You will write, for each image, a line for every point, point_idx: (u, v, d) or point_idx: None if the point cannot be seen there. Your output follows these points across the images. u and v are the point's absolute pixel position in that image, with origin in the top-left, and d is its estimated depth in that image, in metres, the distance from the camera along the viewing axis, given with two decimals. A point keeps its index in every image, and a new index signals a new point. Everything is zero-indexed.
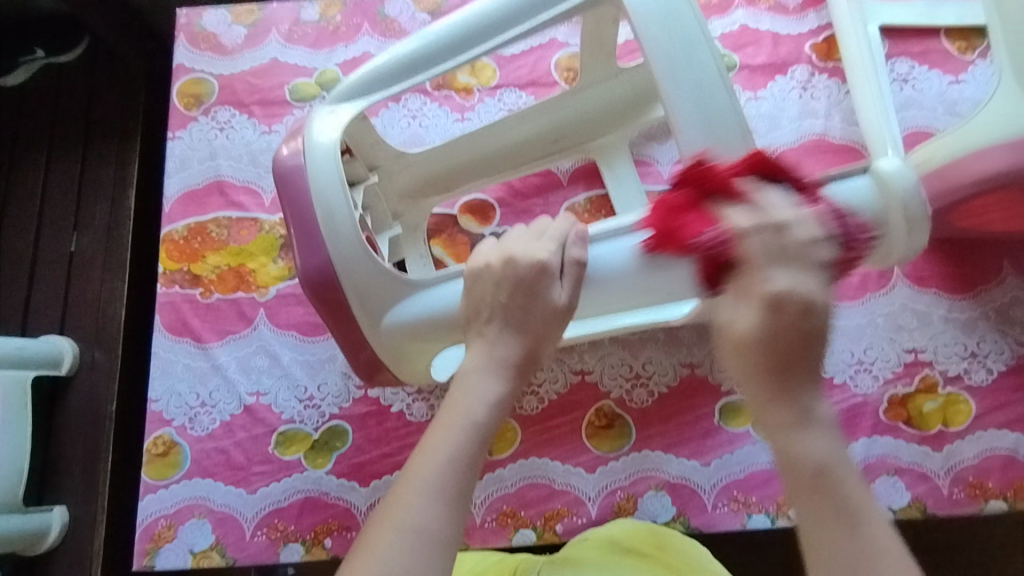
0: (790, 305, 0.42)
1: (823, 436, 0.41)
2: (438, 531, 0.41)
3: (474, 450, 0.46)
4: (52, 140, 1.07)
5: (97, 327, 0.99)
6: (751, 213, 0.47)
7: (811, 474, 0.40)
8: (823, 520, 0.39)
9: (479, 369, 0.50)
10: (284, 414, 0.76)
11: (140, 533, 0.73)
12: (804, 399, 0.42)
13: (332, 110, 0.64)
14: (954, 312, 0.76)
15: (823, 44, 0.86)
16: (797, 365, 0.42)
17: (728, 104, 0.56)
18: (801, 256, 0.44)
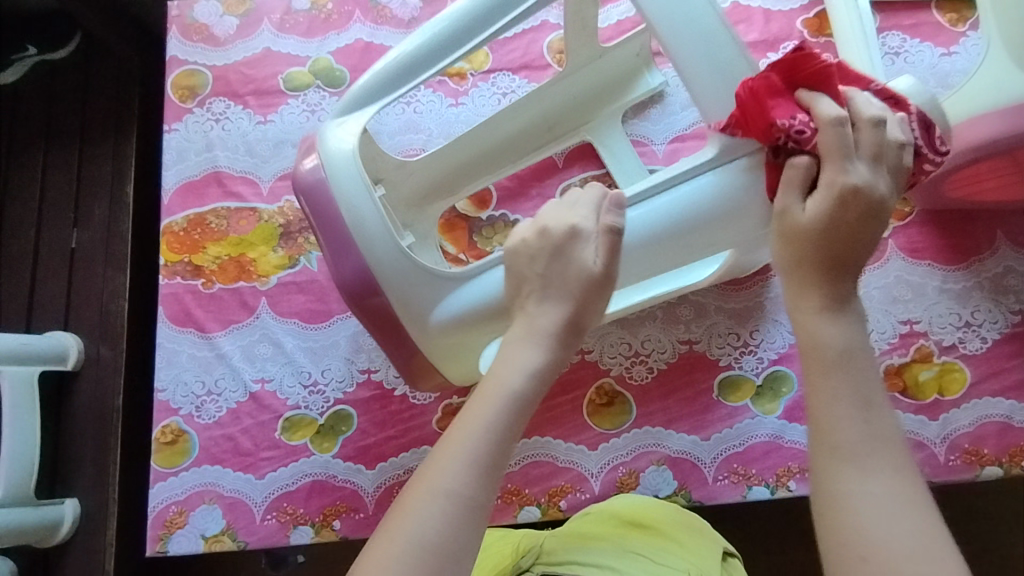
0: (856, 203, 0.50)
1: (845, 325, 0.50)
2: (467, 494, 0.46)
3: (511, 421, 0.49)
4: (48, 136, 1.07)
5: (100, 323, 1.00)
6: (838, 107, 0.51)
7: (828, 358, 0.49)
8: (836, 398, 0.48)
9: (525, 341, 0.53)
10: (289, 400, 0.77)
11: (152, 520, 0.74)
12: (846, 290, 0.51)
13: (343, 122, 0.62)
14: (949, 282, 0.77)
15: (815, 19, 0.86)
16: (847, 260, 0.51)
17: (736, 54, 0.55)
18: (884, 158, 0.51)
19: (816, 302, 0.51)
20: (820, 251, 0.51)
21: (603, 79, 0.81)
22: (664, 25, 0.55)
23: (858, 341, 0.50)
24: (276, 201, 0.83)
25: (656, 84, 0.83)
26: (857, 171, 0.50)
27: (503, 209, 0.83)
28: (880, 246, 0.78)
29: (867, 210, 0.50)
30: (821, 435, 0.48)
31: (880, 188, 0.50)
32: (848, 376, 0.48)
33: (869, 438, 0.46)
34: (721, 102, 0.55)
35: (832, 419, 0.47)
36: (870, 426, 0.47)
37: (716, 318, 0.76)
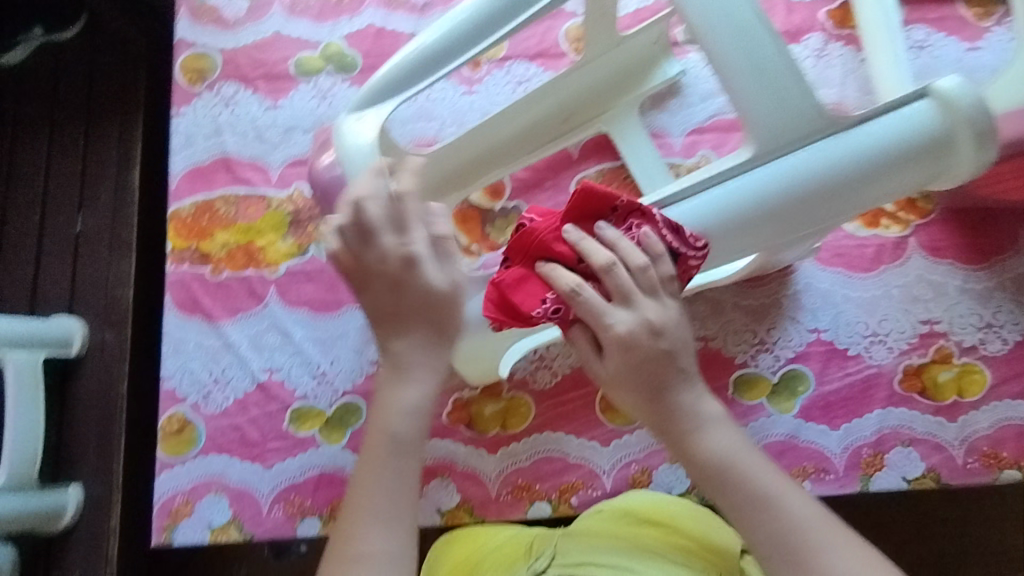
0: (637, 344, 0.55)
1: (716, 437, 0.56)
2: (392, 548, 0.56)
3: (402, 465, 0.58)
4: (53, 119, 1.05)
5: (105, 310, 0.99)
6: (570, 275, 0.55)
7: (711, 472, 0.56)
8: (738, 506, 0.55)
9: (399, 408, 0.59)
10: (298, 390, 0.76)
11: (157, 509, 0.73)
12: (684, 405, 0.56)
13: (359, 116, 0.60)
14: (970, 282, 0.75)
15: (838, 10, 0.84)
16: (667, 384, 0.56)
17: (775, 45, 0.51)
18: (630, 296, 0.55)
19: (672, 429, 0.57)
20: (650, 394, 0.56)
21: (618, 70, 0.79)
22: (698, 17, 0.52)
23: (730, 437, 0.56)
24: (286, 188, 0.82)
25: (674, 72, 0.81)
26: (616, 320, 0.54)
27: (517, 201, 0.81)
28: (900, 244, 0.77)
29: (654, 356, 0.55)
30: (756, 548, 0.54)
31: (643, 326, 0.55)
32: (732, 488, 0.55)
33: (784, 534, 0.53)
34: (762, 99, 0.52)
35: (751, 528, 0.54)
36: (785, 522, 0.53)
37: (733, 315, 0.75)
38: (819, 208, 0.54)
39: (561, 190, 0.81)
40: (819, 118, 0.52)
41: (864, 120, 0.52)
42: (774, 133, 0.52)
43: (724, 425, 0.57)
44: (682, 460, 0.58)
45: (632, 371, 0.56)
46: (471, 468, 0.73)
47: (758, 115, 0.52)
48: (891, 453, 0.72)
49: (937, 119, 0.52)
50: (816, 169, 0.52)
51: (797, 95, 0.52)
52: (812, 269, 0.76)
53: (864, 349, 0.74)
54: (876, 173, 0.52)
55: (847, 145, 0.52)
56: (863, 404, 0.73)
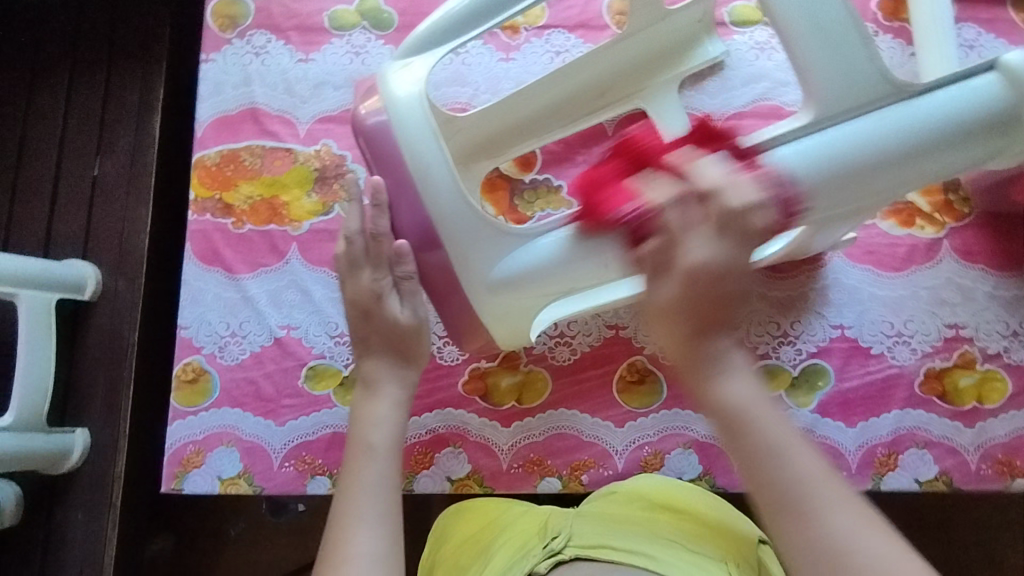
0: (705, 272, 0.49)
1: (737, 384, 0.50)
2: (382, 549, 0.53)
3: (390, 468, 0.58)
4: (76, 58, 1.03)
5: (119, 255, 0.98)
6: (667, 187, 0.52)
7: (728, 421, 0.49)
8: (750, 457, 0.48)
9: (376, 419, 0.60)
10: (315, 348, 0.75)
11: (168, 457, 0.73)
12: (716, 353, 0.50)
13: (405, 64, 0.58)
14: (1000, 289, 0.75)
15: (890, 2, 0.82)
16: (716, 319, 0.49)
17: (843, 10, 0.52)
18: (731, 222, 0.50)
19: (696, 369, 0.50)
20: (687, 328, 0.50)
21: (662, 44, 0.77)
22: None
23: (750, 389, 0.50)
24: (313, 144, 0.80)
25: (716, 53, 0.79)
26: (694, 246, 0.49)
27: (547, 173, 0.80)
28: (933, 246, 0.76)
29: (719, 291, 0.49)
30: (760, 494, 0.47)
31: (719, 260, 0.49)
32: (744, 436, 0.48)
33: (794, 488, 0.46)
34: (828, 66, 0.52)
35: (758, 479, 0.47)
36: (790, 476, 0.46)
37: (758, 305, 0.74)
38: (885, 173, 0.53)
39: (593, 166, 0.80)
40: (884, 85, 0.52)
41: (928, 90, 0.53)
42: (839, 97, 0.52)
43: (743, 375, 0.50)
44: (692, 395, 0.51)
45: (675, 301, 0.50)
46: (484, 438, 0.73)
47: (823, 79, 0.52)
48: (904, 454, 0.71)
49: (1002, 93, 0.53)
50: (881, 134, 0.52)
51: (864, 60, 0.52)
52: (841, 264, 0.76)
53: (887, 349, 0.74)
54: (942, 142, 0.53)
55: (911, 113, 0.52)
56: (882, 403, 0.72)
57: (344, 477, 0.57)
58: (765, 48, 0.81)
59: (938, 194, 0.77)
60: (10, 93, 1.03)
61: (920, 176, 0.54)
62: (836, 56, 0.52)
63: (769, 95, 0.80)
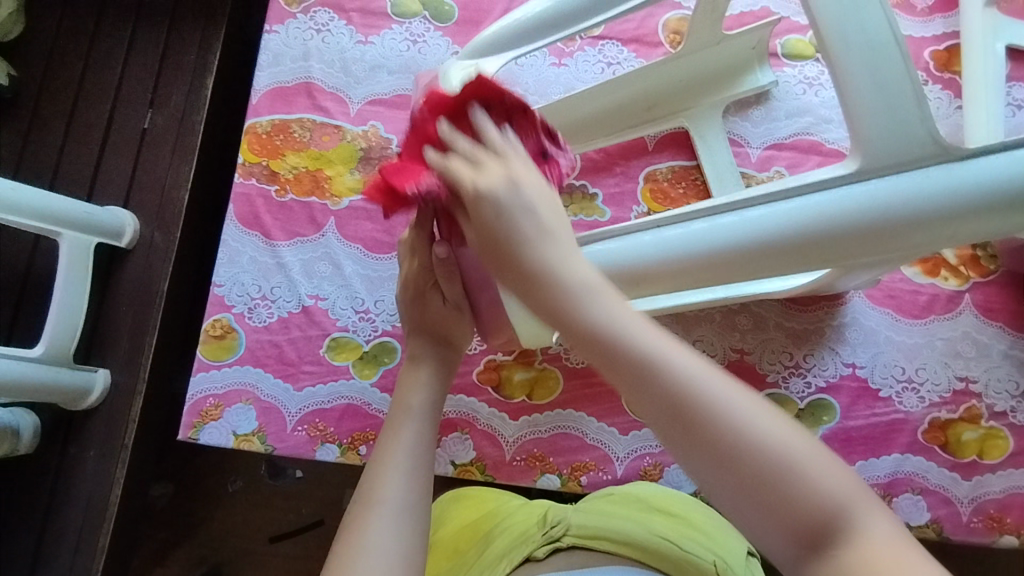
0: (494, 197, 0.46)
1: (597, 300, 0.42)
2: (411, 499, 0.54)
3: (429, 431, 0.60)
4: (140, 13, 1.07)
5: (158, 207, 1.02)
6: (454, 156, 0.50)
7: (595, 346, 0.40)
8: (624, 383, 0.40)
9: (418, 383, 0.63)
10: (339, 321, 0.78)
11: (188, 407, 0.75)
12: (555, 274, 0.43)
13: (469, 65, 0.60)
14: (1015, 349, 0.75)
15: (944, 53, 0.82)
16: (515, 242, 0.45)
17: (903, 69, 0.49)
18: (492, 155, 0.49)
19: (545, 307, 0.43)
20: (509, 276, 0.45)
21: (714, 68, 0.79)
22: (832, 28, 0.49)
23: (613, 303, 0.42)
24: (362, 124, 0.83)
25: (765, 82, 0.81)
26: (480, 176, 0.48)
27: (584, 180, 0.82)
28: (954, 298, 0.77)
29: (502, 209, 0.46)
30: (656, 421, 0.39)
31: (496, 184, 0.47)
32: (615, 358, 0.40)
33: (677, 401, 0.38)
34: (881, 121, 0.49)
35: (645, 404, 0.39)
36: (683, 378, 0.38)
37: (774, 334, 0.76)
38: (918, 232, 0.48)
39: (629, 179, 0.82)
40: (934, 146, 0.48)
41: (986, 152, 0.47)
42: (885, 152, 0.48)
43: (601, 295, 0.42)
44: (556, 328, 0.42)
45: (480, 243, 0.47)
46: (491, 428, 0.75)
47: (872, 135, 0.49)
48: (899, 498, 0.73)
49: None
50: (920, 191, 0.47)
51: (915, 118, 0.48)
52: (862, 305, 0.77)
53: (895, 393, 0.75)
54: (997, 206, 0.47)
55: (959, 174, 0.47)
56: (882, 446, 0.74)
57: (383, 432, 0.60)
58: (814, 84, 0.83)
59: (966, 248, 0.78)
60: (74, 38, 1.06)
61: (966, 236, 0.48)
62: (892, 110, 0.49)
63: (811, 130, 0.81)
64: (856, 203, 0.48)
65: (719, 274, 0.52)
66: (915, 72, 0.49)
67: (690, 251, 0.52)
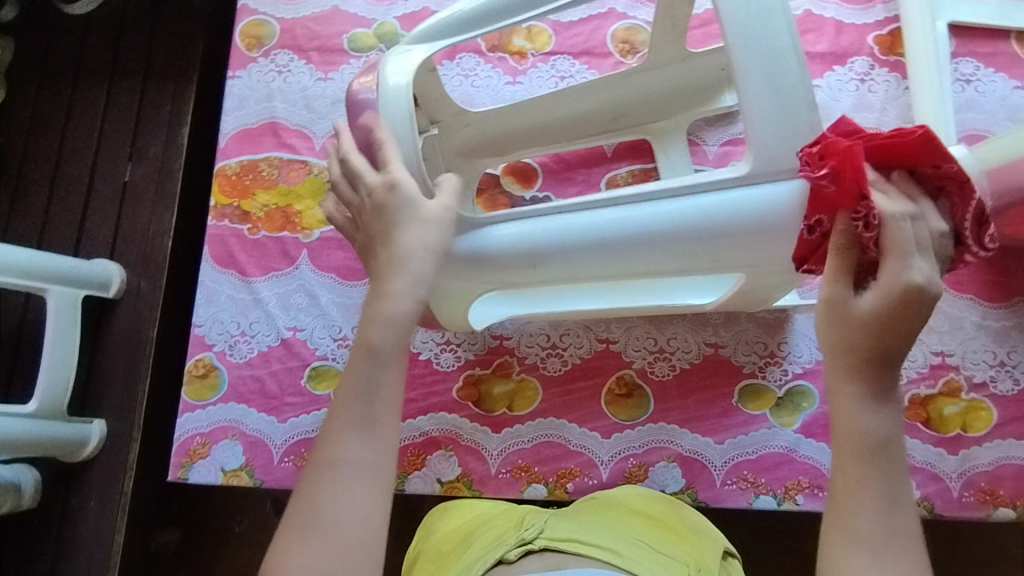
0: (915, 297, 0.46)
1: (884, 417, 0.49)
2: (365, 459, 0.52)
3: (390, 380, 0.54)
4: (114, 71, 1.10)
5: (142, 256, 1.04)
6: (894, 202, 0.48)
7: (868, 449, 0.49)
8: (865, 483, 0.48)
9: (389, 316, 0.55)
10: (318, 350, 0.79)
11: (176, 447, 0.77)
12: (891, 382, 0.49)
13: (402, 53, 0.65)
14: (988, 319, 0.76)
15: (887, 37, 0.83)
16: (890, 350, 0.48)
17: (798, 78, 0.55)
18: (926, 246, 0.48)
19: (857, 387, 0.49)
20: (847, 351, 0.50)
21: (682, 85, 0.79)
22: (737, 34, 0.55)
23: (883, 426, 0.49)
24: None
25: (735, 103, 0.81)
26: (917, 267, 0.47)
27: (547, 191, 0.84)
28: None
29: (896, 318, 0.47)
30: (844, 527, 0.48)
31: (936, 286, 0.47)
32: (881, 469, 0.48)
33: (878, 535, 0.47)
34: (773, 120, 0.54)
35: (852, 512, 0.48)
36: (880, 522, 0.48)
37: (745, 325, 0.77)
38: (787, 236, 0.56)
39: (591, 186, 0.83)
40: None
41: None
42: (773, 154, 0.54)
43: (893, 437, 0.49)
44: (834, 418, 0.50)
45: (868, 311, 0.48)
46: (474, 443, 0.76)
47: (762, 133, 0.54)
48: None
49: None
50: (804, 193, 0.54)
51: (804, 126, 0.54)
52: None
53: None
54: None
55: None
56: None
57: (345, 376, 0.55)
58: None
59: None
60: (53, 101, 1.10)
61: None
62: (783, 113, 0.54)
63: None
64: (754, 204, 0.55)
65: (585, 267, 0.61)
66: (808, 84, 0.55)
67: (562, 248, 0.60)
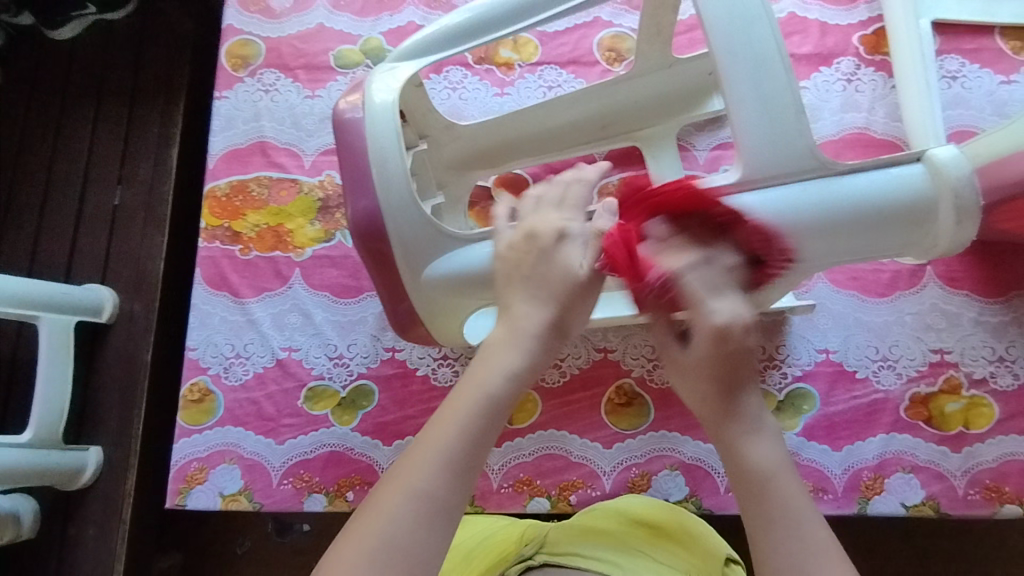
0: (732, 334, 0.48)
1: (767, 444, 0.50)
2: (441, 494, 0.45)
3: (484, 424, 0.48)
4: (101, 95, 1.10)
5: (135, 280, 1.03)
6: (685, 257, 0.49)
7: (756, 479, 0.49)
8: (759, 510, 0.48)
9: (497, 361, 0.50)
10: (314, 370, 0.79)
11: (173, 473, 0.76)
12: (755, 414, 0.51)
13: (388, 71, 0.65)
14: (985, 315, 0.75)
15: (872, 36, 0.84)
16: (736, 385, 0.50)
17: (785, 84, 0.54)
18: (723, 288, 0.49)
19: (723, 425, 0.51)
20: (703, 397, 0.51)
21: (670, 90, 0.79)
22: (721, 43, 0.55)
23: (777, 452, 0.50)
24: (318, 174, 0.85)
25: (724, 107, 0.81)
26: (718, 309, 0.48)
27: None
28: (917, 273, 0.77)
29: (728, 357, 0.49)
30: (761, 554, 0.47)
31: (745, 321, 0.48)
32: (771, 496, 0.48)
33: (795, 557, 0.46)
34: (763, 127, 0.54)
35: (763, 535, 0.47)
36: (806, 545, 0.46)
37: None
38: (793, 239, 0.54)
39: None
40: (811, 157, 0.54)
41: (856, 170, 0.53)
42: (766, 159, 0.54)
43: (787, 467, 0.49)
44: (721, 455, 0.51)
45: (702, 362, 0.50)
46: None
47: (752, 139, 0.54)
48: (890, 479, 0.72)
49: (924, 183, 0.53)
50: (791, 201, 0.53)
51: (795, 130, 0.54)
52: (826, 289, 0.78)
53: (872, 373, 0.75)
54: (856, 225, 0.53)
55: (833, 188, 0.53)
56: (867, 428, 0.73)
57: (449, 399, 0.50)
58: None
59: None
60: (40, 127, 1.10)
61: (829, 254, 0.55)
62: (773, 119, 0.54)
63: None
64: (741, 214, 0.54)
65: None
66: (796, 88, 0.54)
67: None
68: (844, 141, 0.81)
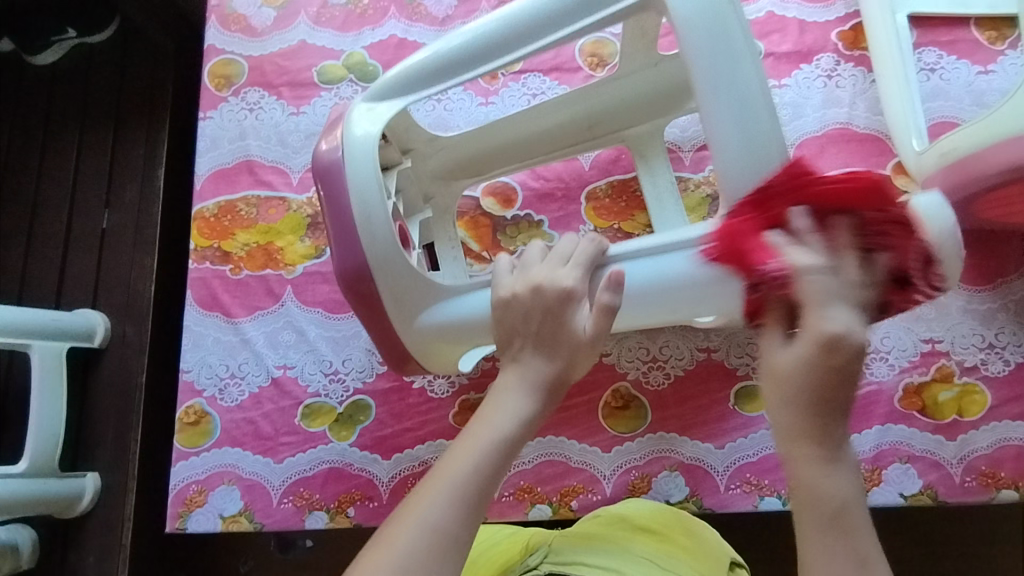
0: (842, 349, 0.43)
1: (842, 476, 0.45)
2: (453, 526, 0.46)
3: (497, 463, 0.51)
4: (84, 118, 1.09)
5: (125, 303, 1.02)
6: (808, 253, 0.46)
7: (830, 509, 0.44)
8: (820, 536, 0.44)
9: (505, 406, 0.54)
10: (310, 387, 0.79)
11: (173, 497, 0.76)
12: (840, 444, 0.45)
13: (371, 106, 0.65)
14: (974, 302, 0.76)
15: (850, 32, 0.85)
16: (833, 404, 0.44)
17: (768, 126, 0.56)
18: (851, 294, 0.45)
19: (806, 446, 0.45)
20: (799, 415, 0.44)
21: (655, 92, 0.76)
22: (706, 83, 0.56)
23: (844, 482, 0.44)
24: (305, 191, 0.84)
25: None
26: (834, 315, 0.43)
27: (528, 209, 0.84)
28: None
29: (846, 373, 0.43)
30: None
31: (857, 336, 0.43)
32: (844, 526, 0.44)
33: None
34: (743, 166, 0.55)
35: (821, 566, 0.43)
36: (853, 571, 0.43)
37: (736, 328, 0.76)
38: None
39: (570, 201, 0.84)
40: None
41: None
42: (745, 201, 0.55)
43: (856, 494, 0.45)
44: (788, 474, 0.46)
45: (782, 376, 0.45)
46: None
47: (734, 182, 0.55)
48: (888, 470, 0.73)
49: None
50: None
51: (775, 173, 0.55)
52: None
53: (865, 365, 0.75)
54: None
55: None
56: (861, 420, 0.74)
57: (465, 433, 0.53)
58: None
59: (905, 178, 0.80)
60: (26, 154, 1.09)
61: None
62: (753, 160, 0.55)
63: None
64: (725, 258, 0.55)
65: None
66: (780, 134, 0.56)
67: None
68: (827, 137, 0.82)
